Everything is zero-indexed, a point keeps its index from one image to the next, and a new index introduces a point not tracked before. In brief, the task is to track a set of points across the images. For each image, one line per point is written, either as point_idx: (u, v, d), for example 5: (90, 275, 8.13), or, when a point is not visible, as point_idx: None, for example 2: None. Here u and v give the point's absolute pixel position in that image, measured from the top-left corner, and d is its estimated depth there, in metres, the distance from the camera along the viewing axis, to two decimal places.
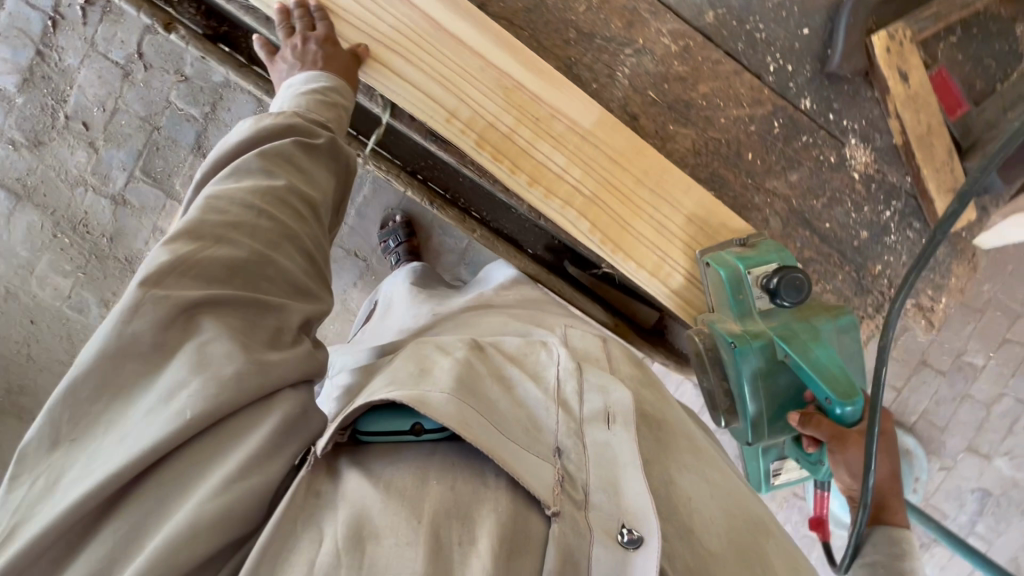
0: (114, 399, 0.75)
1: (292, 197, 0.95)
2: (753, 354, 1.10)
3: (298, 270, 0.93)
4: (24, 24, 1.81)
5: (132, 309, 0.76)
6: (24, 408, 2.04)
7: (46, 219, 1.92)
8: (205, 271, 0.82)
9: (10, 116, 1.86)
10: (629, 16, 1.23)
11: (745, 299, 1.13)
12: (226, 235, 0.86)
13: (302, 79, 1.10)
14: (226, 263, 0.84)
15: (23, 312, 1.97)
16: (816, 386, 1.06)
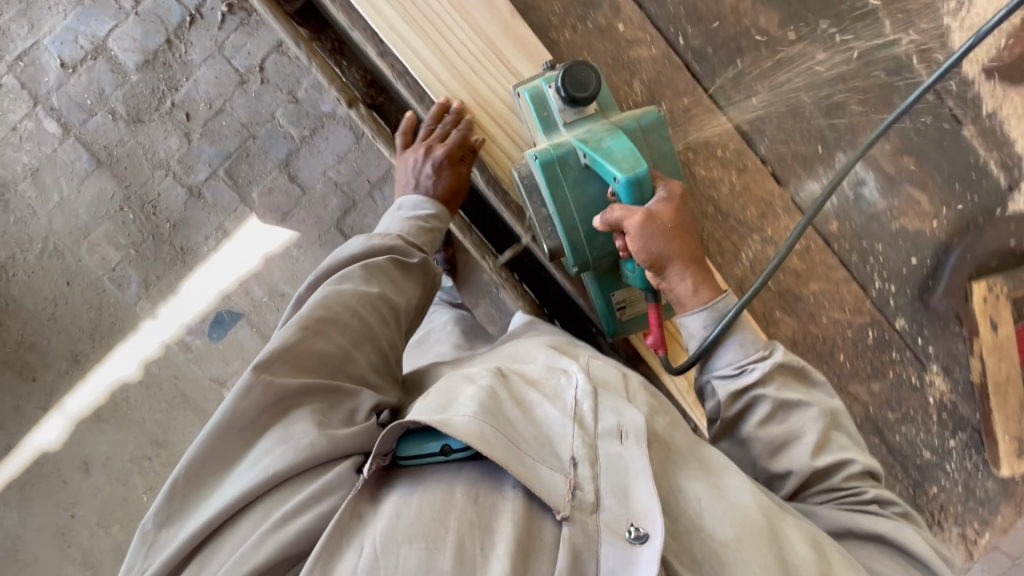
0: (220, 464, 0.94)
1: (382, 302, 1.19)
2: (561, 164, 1.26)
3: (371, 364, 1.14)
4: (165, 14, 1.89)
5: (242, 390, 0.95)
6: (27, 364, 1.99)
7: (118, 190, 1.94)
8: (308, 360, 1.03)
9: (119, 89, 1.91)
10: (764, 207, 1.50)
11: (550, 116, 1.30)
12: (323, 328, 1.07)
13: (410, 203, 1.42)
14: (317, 355, 1.04)
15: (62, 271, 1.96)
16: (605, 169, 1.19)
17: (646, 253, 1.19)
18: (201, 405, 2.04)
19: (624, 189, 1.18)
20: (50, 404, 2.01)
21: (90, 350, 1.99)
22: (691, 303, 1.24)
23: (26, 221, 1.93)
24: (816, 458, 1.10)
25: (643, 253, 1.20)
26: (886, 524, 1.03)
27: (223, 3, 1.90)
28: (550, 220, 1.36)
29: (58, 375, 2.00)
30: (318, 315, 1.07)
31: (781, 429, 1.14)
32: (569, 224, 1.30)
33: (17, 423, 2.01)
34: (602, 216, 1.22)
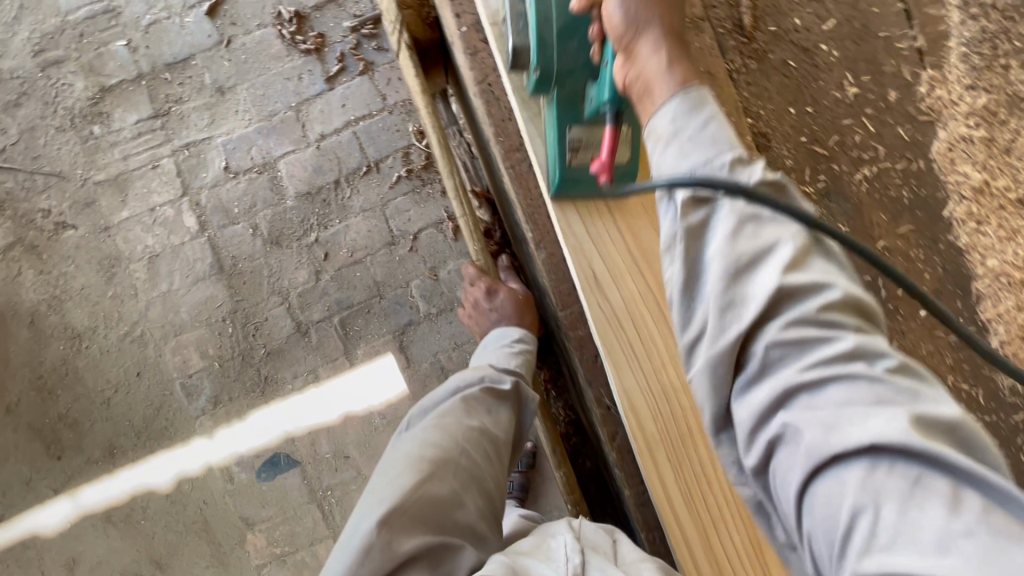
0: None
1: (485, 440, 0.96)
2: None
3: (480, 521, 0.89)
4: (344, 156, 1.88)
5: (370, 530, 0.78)
6: (58, 441, 1.84)
7: (228, 301, 1.87)
8: (422, 511, 0.82)
9: (271, 209, 1.87)
10: None
11: None
12: (434, 470, 0.87)
13: (504, 339, 1.12)
14: (433, 499, 0.84)
15: (138, 361, 1.85)
16: None
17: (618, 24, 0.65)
18: (218, 539, 1.86)
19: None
20: (63, 488, 1.84)
21: (130, 447, 1.85)
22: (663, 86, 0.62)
23: (124, 301, 1.84)
24: (789, 281, 0.52)
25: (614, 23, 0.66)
26: (876, 422, 0.46)
27: (403, 166, 1.89)
28: (516, 25, 0.81)
29: (85, 462, 1.84)
30: (431, 457, 0.89)
31: (751, 245, 0.54)
32: (538, 16, 0.75)
33: (21, 496, 1.84)
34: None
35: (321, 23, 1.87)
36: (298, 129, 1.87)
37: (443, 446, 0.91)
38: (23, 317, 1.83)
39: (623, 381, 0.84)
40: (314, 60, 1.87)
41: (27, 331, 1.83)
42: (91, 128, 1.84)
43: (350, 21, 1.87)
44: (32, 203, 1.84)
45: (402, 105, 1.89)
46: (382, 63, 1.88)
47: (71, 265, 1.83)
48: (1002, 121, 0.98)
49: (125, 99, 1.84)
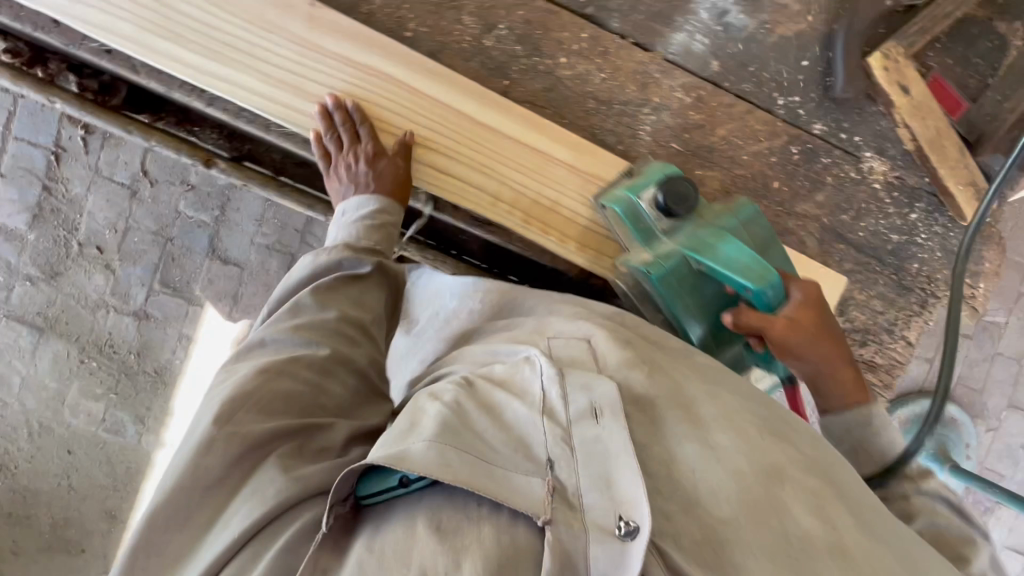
0: (180, 523, 0.68)
1: (346, 326, 0.86)
2: (669, 271, 0.85)
3: (351, 397, 0.84)
4: (31, 163, 1.85)
5: (192, 437, 0.72)
6: (70, 540, 1.98)
7: (71, 346, 1.93)
8: (273, 402, 0.76)
9: (24, 253, 1.88)
10: (642, 75, 0.96)
11: (649, 225, 0.87)
12: (286, 365, 0.78)
13: (354, 206, 0.89)
14: (284, 396, 0.77)
15: (59, 443, 1.96)
16: (728, 279, 0.82)
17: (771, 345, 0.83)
18: None
19: (759, 302, 0.83)
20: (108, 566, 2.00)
21: (121, 501, 1.99)
22: (832, 399, 0.87)
23: (7, 411, 1.94)
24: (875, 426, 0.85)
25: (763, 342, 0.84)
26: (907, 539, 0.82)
27: (80, 127, 1.85)
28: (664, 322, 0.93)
29: (103, 536, 1.99)
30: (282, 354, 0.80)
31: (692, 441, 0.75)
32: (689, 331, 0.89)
33: None
34: (728, 316, 0.84)
35: None
36: None
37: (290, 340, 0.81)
38: None
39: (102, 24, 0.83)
40: None
41: None
42: None
43: None
44: None
45: None
46: None
47: None
48: None
49: None
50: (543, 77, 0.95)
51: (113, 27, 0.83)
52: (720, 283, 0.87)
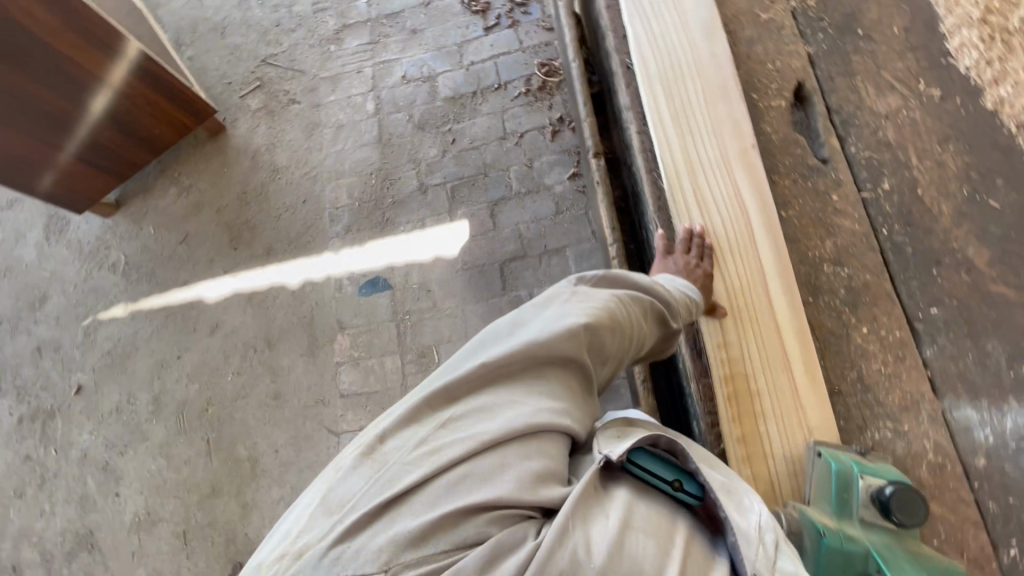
0: (441, 398, 0.87)
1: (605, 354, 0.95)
2: (845, 558, 0.80)
3: (529, 362, 0.89)
4: (483, 77, 2.55)
5: (480, 398, 0.87)
6: (239, 237, 2.51)
7: (377, 162, 2.52)
8: (540, 359, 0.89)
9: (424, 106, 2.56)
10: (909, 401, 0.98)
11: (854, 503, 0.84)
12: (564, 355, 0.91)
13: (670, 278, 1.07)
14: (539, 358, 0.89)
15: (306, 193, 2.53)
16: None
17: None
18: (316, 332, 2.32)
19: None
20: (230, 271, 2.47)
21: (281, 252, 2.46)
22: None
23: (312, 152, 2.59)
24: None
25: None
26: None
27: (524, 87, 2.49)
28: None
29: (250, 256, 2.47)
30: (559, 338, 0.90)
31: None
32: None
33: (202, 272, 2.49)
34: None
35: None
36: (457, 57, 2.61)
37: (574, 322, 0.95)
38: (249, 153, 2.64)
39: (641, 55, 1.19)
40: (479, 18, 2.65)
41: (246, 163, 2.62)
42: (329, 47, 2.74)
43: None
44: (280, 84, 2.72)
45: (533, 48, 2.56)
46: (525, 21, 2.60)
47: (287, 126, 2.65)
48: None
49: (354, 32, 2.74)
50: (837, 323, 1.03)
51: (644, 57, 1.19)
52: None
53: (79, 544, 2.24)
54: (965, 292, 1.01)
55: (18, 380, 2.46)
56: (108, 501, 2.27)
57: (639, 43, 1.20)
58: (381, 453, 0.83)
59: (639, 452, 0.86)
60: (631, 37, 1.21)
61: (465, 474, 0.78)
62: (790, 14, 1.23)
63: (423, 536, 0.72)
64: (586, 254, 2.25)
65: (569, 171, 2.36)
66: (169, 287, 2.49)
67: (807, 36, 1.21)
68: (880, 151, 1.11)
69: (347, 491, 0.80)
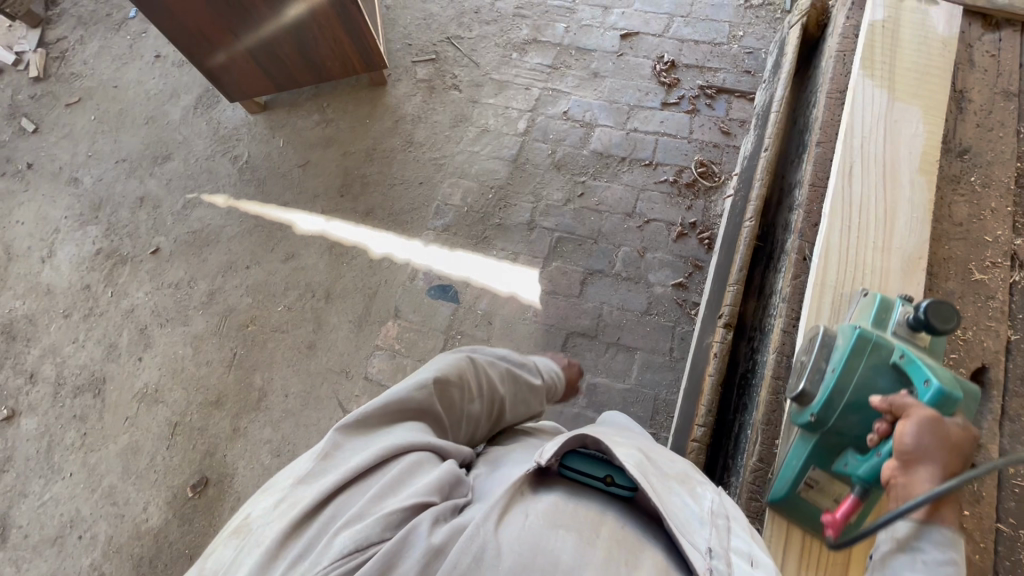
0: (308, 460, 0.92)
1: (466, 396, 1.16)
2: (872, 344, 0.95)
3: (411, 401, 1.04)
4: (638, 148, 2.48)
5: (339, 451, 0.92)
6: (350, 187, 2.58)
7: (503, 180, 2.51)
8: (423, 399, 1.06)
9: (570, 149, 2.52)
10: None
11: (890, 318, 0.98)
12: (440, 392, 1.10)
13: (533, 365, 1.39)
14: (426, 392, 1.07)
15: (427, 177, 2.56)
16: (916, 373, 0.89)
17: (909, 442, 0.84)
18: (372, 308, 2.34)
19: (926, 399, 0.86)
20: (328, 214, 2.53)
21: (379, 219, 2.50)
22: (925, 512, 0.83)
23: (449, 142, 2.62)
24: None
25: (905, 442, 0.84)
26: None
27: (673, 176, 2.41)
28: (811, 374, 0.99)
29: (351, 209, 2.53)
30: (435, 379, 1.10)
31: None
32: (833, 388, 0.95)
33: (304, 202, 2.57)
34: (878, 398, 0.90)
35: (682, 75, 2.60)
36: (623, 118, 2.55)
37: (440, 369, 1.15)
38: (396, 115, 2.70)
39: (825, 262, 1.10)
40: (662, 90, 2.58)
41: (388, 124, 2.69)
42: (512, 53, 2.76)
43: (701, 82, 2.57)
44: (452, 67, 2.77)
45: (699, 143, 2.46)
46: (704, 114, 2.51)
47: (438, 108, 2.69)
48: None
49: (540, 50, 2.74)
50: None
51: (826, 268, 1.10)
52: (899, 388, 0.92)
53: (89, 385, 2.37)
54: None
55: (113, 217, 2.64)
56: (129, 361, 2.39)
57: (827, 248, 1.11)
58: (250, 531, 0.84)
59: (570, 455, 0.89)
60: (820, 240, 1.13)
61: (345, 499, 0.83)
62: (1008, 287, 1.08)
63: (319, 554, 0.74)
64: (654, 366, 2.13)
65: (677, 278, 2.25)
66: (270, 200, 2.59)
67: (1016, 319, 1.06)
68: None
69: (221, 560, 0.82)
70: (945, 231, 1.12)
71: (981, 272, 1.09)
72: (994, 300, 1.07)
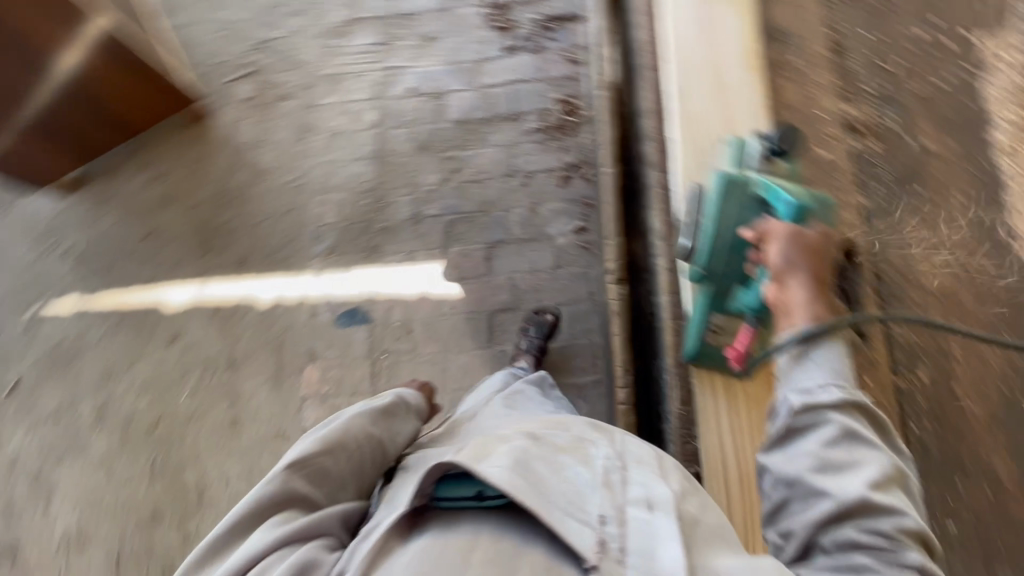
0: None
1: (344, 463, 1.17)
2: (737, 182, 1.03)
3: (279, 493, 1.07)
4: (497, 104, 2.37)
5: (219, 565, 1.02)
6: (212, 241, 2.32)
7: (372, 181, 2.34)
8: (291, 487, 1.08)
9: (429, 126, 2.37)
10: None
11: (748, 155, 1.06)
12: (310, 471, 1.12)
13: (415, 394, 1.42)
14: (295, 480, 1.09)
15: (291, 203, 2.34)
16: (775, 198, 1.00)
17: (777, 265, 0.99)
18: (284, 360, 2.17)
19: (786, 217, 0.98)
20: (199, 278, 2.28)
21: (257, 264, 2.29)
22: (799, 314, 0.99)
23: (301, 158, 2.39)
24: None
25: (776, 261, 0.99)
26: None
27: (539, 122, 2.33)
28: (693, 230, 1.11)
29: (222, 264, 2.29)
30: (303, 461, 1.11)
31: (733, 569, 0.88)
32: (714, 232, 1.06)
33: (167, 274, 2.29)
34: (748, 230, 1.02)
35: (515, 13, 2.47)
36: (471, 77, 2.41)
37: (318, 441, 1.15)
38: (232, 148, 2.42)
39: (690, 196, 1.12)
40: (501, 36, 2.45)
41: (227, 159, 2.41)
42: (334, 40, 2.50)
43: (536, 16, 2.45)
44: (275, 75, 2.48)
45: (554, 80, 2.38)
46: (549, 49, 2.42)
47: (277, 124, 2.43)
48: None
49: (362, 28, 2.51)
50: None
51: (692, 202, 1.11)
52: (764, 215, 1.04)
53: None
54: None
55: None
56: (36, 514, 2.11)
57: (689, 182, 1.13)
58: None
59: (440, 486, 0.96)
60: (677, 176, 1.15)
61: None
62: (851, 155, 1.12)
63: None
64: (581, 316, 2.14)
65: (575, 223, 2.23)
66: (127, 285, 2.29)
67: (865, 185, 1.11)
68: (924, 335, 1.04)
69: None
70: (786, 119, 1.12)
71: (826, 149, 1.12)
72: (842, 174, 1.11)
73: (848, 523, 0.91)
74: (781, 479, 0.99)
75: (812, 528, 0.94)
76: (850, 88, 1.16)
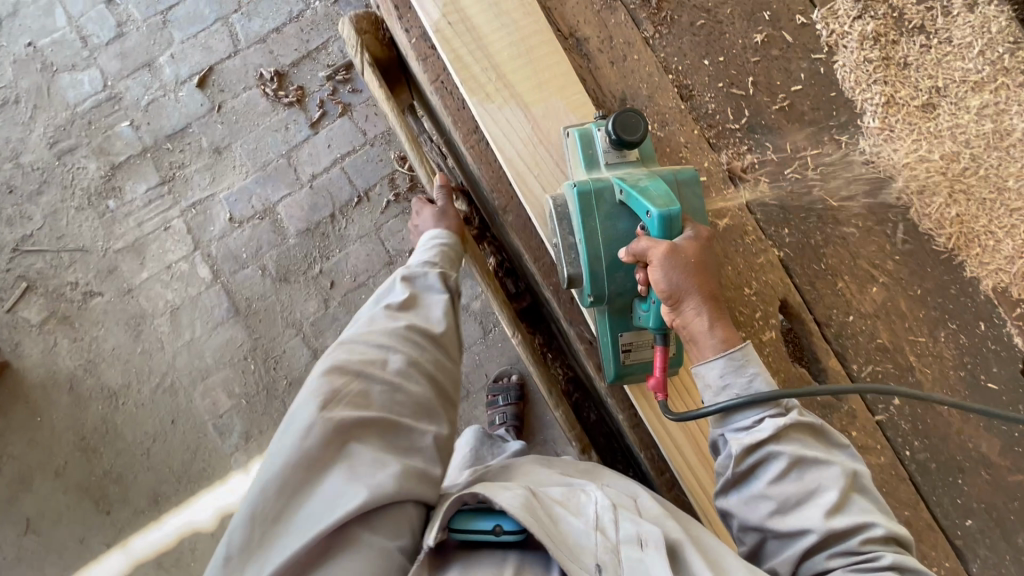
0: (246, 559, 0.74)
1: (405, 371, 0.95)
2: (595, 194, 0.88)
3: (324, 433, 0.81)
4: (335, 192, 2.04)
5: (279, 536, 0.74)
6: (106, 495, 1.93)
7: (248, 340, 1.99)
8: (349, 415, 0.85)
9: (276, 250, 2.02)
10: None
11: (596, 154, 0.92)
12: (364, 391, 0.89)
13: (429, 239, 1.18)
14: (350, 407, 0.86)
15: (171, 409, 1.97)
16: (638, 205, 0.84)
17: (664, 290, 0.80)
18: None
19: (656, 227, 0.82)
20: (116, 541, 1.90)
21: (173, 492, 1.93)
22: (706, 345, 0.83)
23: (152, 354, 1.98)
24: None
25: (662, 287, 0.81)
26: None
27: (391, 191, 2.04)
28: (569, 254, 0.94)
29: (133, 513, 1.92)
30: (346, 380, 0.88)
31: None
32: (590, 257, 0.89)
33: (75, 557, 1.89)
34: (625, 251, 0.84)
35: (299, 76, 2.06)
36: (291, 173, 2.04)
37: (357, 355, 0.93)
38: (63, 383, 1.96)
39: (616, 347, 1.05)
40: (298, 111, 2.05)
41: (65, 397, 1.96)
42: (106, 203, 2.00)
43: (324, 70, 2.06)
44: (61, 276, 1.98)
45: (382, 137, 2.07)
46: (358, 103, 2.07)
47: (99, 331, 1.98)
48: (895, 41, 1.04)
49: (131, 172, 2.01)
50: None
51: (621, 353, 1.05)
52: (636, 224, 0.89)
53: None
54: (989, 493, 1.00)
55: None
56: None
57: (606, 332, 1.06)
58: None
59: (458, 517, 0.81)
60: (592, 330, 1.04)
61: None
62: (748, 208, 1.02)
63: None
64: None
65: None
66: None
67: (771, 233, 1.03)
68: (883, 362, 1.02)
69: None
70: None
71: (721, 213, 1.02)
72: (749, 233, 1.02)
73: (820, 551, 0.75)
74: (745, 524, 0.82)
75: (791, 567, 0.77)
76: (715, 130, 1.03)
